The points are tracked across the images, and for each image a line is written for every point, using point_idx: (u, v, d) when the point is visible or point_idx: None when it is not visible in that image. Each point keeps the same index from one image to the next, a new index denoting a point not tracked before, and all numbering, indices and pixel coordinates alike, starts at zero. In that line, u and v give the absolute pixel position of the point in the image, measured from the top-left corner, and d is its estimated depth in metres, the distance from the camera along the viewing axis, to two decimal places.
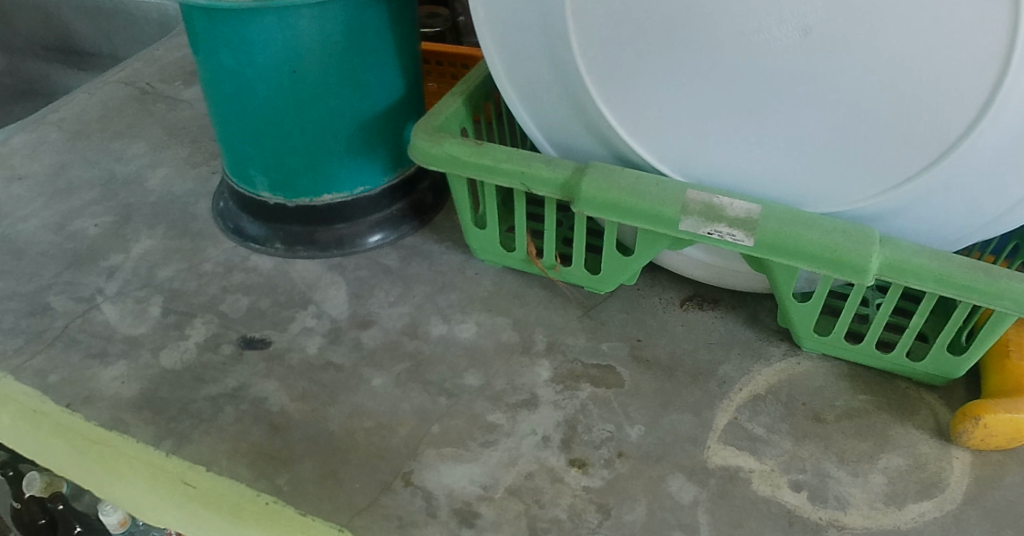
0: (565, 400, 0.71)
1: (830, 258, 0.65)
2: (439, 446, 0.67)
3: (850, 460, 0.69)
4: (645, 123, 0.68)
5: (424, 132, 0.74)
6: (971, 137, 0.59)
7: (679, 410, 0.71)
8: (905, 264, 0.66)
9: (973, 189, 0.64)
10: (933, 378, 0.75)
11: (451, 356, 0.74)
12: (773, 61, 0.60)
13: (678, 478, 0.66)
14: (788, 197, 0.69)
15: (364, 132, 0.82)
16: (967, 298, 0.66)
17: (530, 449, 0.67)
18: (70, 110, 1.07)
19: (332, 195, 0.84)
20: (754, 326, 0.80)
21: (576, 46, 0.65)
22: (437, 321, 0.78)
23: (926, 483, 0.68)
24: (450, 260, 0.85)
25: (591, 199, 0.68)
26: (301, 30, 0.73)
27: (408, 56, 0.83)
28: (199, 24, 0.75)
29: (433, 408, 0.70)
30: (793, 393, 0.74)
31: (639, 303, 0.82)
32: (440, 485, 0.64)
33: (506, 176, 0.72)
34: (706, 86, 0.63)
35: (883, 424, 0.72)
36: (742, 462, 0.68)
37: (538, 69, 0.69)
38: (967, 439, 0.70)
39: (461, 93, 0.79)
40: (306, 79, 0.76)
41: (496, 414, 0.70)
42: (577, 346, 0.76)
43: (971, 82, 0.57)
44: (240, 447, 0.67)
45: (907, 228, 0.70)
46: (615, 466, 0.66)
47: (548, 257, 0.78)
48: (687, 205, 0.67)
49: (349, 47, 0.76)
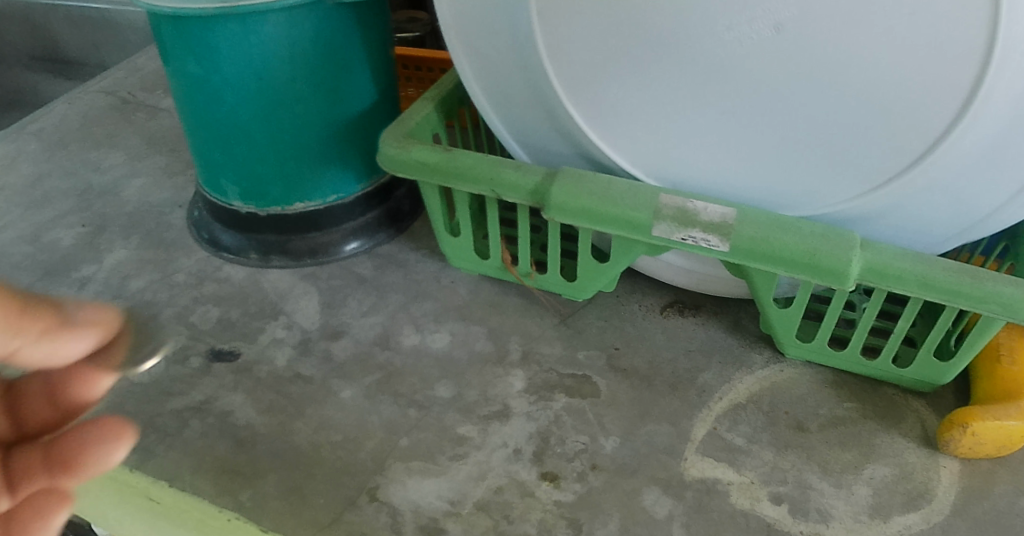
0: (538, 411, 0.69)
1: (809, 263, 0.63)
2: (407, 460, 0.65)
3: (833, 471, 0.67)
4: (617, 126, 0.66)
5: (392, 138, 0.72)
6: (953, 135, 0.57)
7: (657, 420, 0.69)
8: (887, 268, 0.63)
9: (955, 190, 0.62)
10: (921, 385, 0.72)
11: (423, 367, 0.73)
12: (745, 59, 0.58)
13: (653, 492, 0.64)
14: (766, 200, 0.67)
15: (336, 139, 0.80)
16: (953, 302, 0.63)
17: (501, 462, 0.65)
18: (50, 120, 1.07)
19: (304, 204, 0.83)
20: (736, 333, 0.78)
21: (543, 48, 0.63)
22: (410, 331, 0.76)
23: (913, 494, 0.65)
24: (425, 268, 0.83)
25: (562, 205, 0.66)
26: (268, 37, 0.72)
27: (380, 62, 0.81)
28: (167, 31, 0.73)
29: (403, 420, 0.68)
30: (775, 402, 0.72)
31: (618, 310, 0.80)
32: (407, 500, 0.62)
33: (475, 182, 0.70)
34: (677, 86, 0.61)
35: (869, 432, 0.70)
36: (721, 474, 0.66)
37: (507, 73, 0.67)
38: (955, 447, 0.68)
39: (432, 98, 0.77)
40: (274, 86, 0.75)
41: (467, 426, 0.68)
42: (552, 356, 0.74)
43: (951, 79, 0.55)
44: (204, 461, 0.65)
45: (889, 231, 0.67)
46: (588, 479, 0.64)
47: (523, 264, 0.76)
48: (660, 210, 0.65)
49: (318, 52, 0.74)
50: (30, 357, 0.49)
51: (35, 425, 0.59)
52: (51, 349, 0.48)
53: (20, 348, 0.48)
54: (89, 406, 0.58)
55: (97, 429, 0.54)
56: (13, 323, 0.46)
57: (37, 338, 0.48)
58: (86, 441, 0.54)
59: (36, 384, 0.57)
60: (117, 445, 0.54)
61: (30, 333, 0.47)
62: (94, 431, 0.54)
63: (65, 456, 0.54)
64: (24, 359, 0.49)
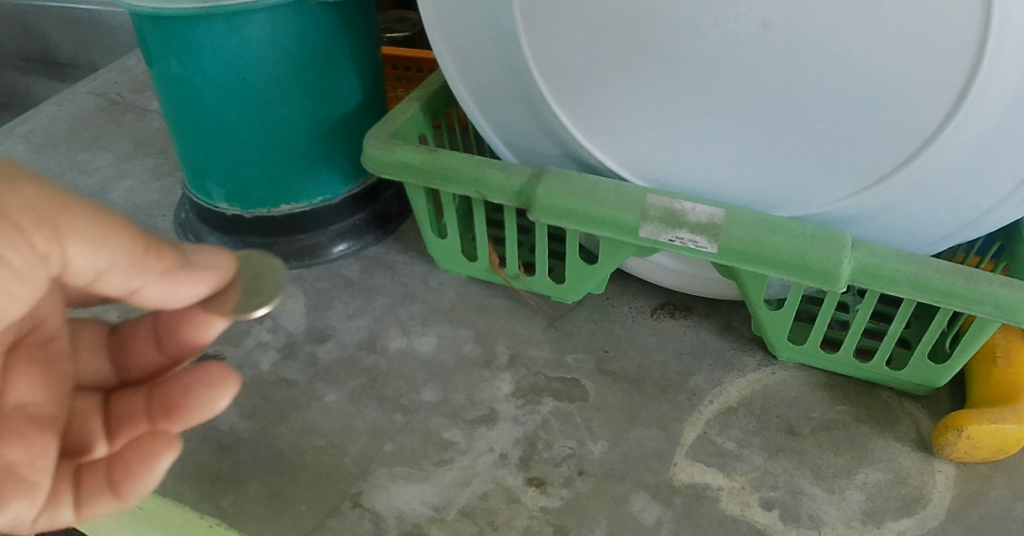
0: (525, 415, 0.68)
1: (798, 264, 0.62)
2: (391, 465, 0.64)
3: (825, 476, 0.65)
4: (603, 126, 0.65)
5: (376, 139, 0.71)
6: (945, 133, 0.56)
7: (646, 424, 0.68)
8: (878, 269, 0.62)
9: (947, 189, 0.61)
10: (915, 388, 0.71)
11: (409, 371, 0.72)
12: (733, 57, 0.57)
13: (641, 497, 0.63)
14: (755, 200, 0.66)
15: (322, 140, 0.79)
16: (946, 304, 0.62)
17: (486, 467, 0.64)
18: (38, 122, 1.06)
19: (291, 206, 0.82)
20: (727, 335, 0.77)
21: (527, 47, 0.62)
22: (396, 334, 0.75)
23: (907, 499, 0.64)
24: (413, 270, 0.82)
25: (548, 206, 0.65)
26: (251, 37, 0.71)
27: (367, 61, 0.80)
28: (149, 32, 0.72)
29: (387, 425, 0.67)
30: (766, 405, 0.71)
31: (608, 312, 0.79)
32: (390, 506, 0.61)
33: (460, 183, 0.69)
34: (664, 85, 0.60)
35: (862, 436, 0.69)
36: (711, 479, 0.65)
37: (491, 72, 0.66)
38: (950, 451, 0.66)
39: (418, 98, 0.76)
40: (258, 86, 0.74)
41: (453, 430, 0.67)
42: (540, 359, 0.73)
43: (943, 76, 0.53)
44: (186, 466, 0.64)
45: (881, 231, 0.66)
46: (576, 485, 0.63)
47: (511, 266, 0.75)
48: (647, 211, 0.64)
49: (302, 52, 0.73)
50: (150, 298, 0.49)
51: (142, 370, 0.57)
52: (167, 290, 0.48)
53: (142, 287, 0.48)
54: (193, 352, 0.55)
55: (204, 372, 0.50)
56: (137, 258, 0.47)
57: (158, 278, 0.48)
58: (191, 383, 0.50)
59: (147, 326, 0.55)
60: (220, 391, 0.50)
61: (150, 272, 0.47)
62: (201, 373, 0.50)
63: (175, 403, 0.51)
64: (146, 299, 0.49)
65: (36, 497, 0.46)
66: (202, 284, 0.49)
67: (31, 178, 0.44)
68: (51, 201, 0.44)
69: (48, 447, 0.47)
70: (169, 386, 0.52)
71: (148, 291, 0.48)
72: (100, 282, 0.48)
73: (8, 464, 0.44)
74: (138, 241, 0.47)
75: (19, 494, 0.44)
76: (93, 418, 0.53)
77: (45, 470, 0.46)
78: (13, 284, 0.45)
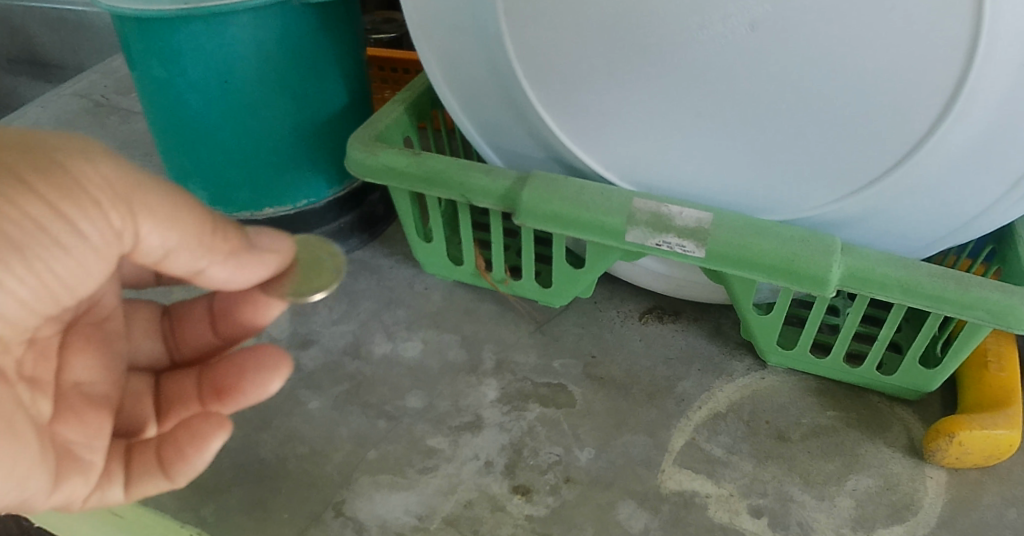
0: (511, 422, 0.67)
1: (787, 269, 0.61)
2: (375, 473, 0.63)
3: (815, 483, 0.65)
4: (590, 128, 0.64)
5: (360, 142, 0.70)
6: (936, 135, 0.55)
7: (633, 431, 0.67)
8: (868, 274, 0.61)
9: (939, 193, 0.60)
10: (906, 392, 0.70)
11: (393, 377, 0.71)
12: (721, 58, 0.56)
13: (628, 505, 0.62)
14: (744, 204, 0.65)
15: (307, 142, 0.78)
16: (937, 309, 0.61)
17: (471, 475, 0.63)
18: (21, 124, 1.04)
19: (275, 209, 0.81)
20: (716, 340, 0.76)
21: (512, 48, 0.61)
22: (381, 339, 0.74)
23: (897, 506, 0.64)
24: (399, 274, 0.81)
25: (533, 210, 0.64)
26: (233, 38, 0.70)
27: (352, 63, 0.79)
28: (130, 34, 0.71)
29: (371, 432, 0.66)
30: (755, 411, 0.70)
31: (596, 316, 0.78)
32: (373, 515, 0.60)
33: (445, 187, 0.68)
34: (652, 86, 0.59)
35: (853, 442, 0.68)
36: (699, 486, 0.64)
37: (476, 74, 0.65)
38: (941, 457, 0.66)
39: (403, 100, 0.75)
40: (241, 88, 0.73)
41: (438, 437, 0.66)
42: (527, 365, 0.72)
43: (934, 78, 0.53)
44: None
45: (872, 235, 0.65)
46: (562, 493, 0.62)
47: (498, 270, 0.74)
48: (634, 215, 0.63)
49: (286, 54, 0.72)
50: (213, 279, 0.50)
51: (194, 349, 0.60)
52: (226, 271, 0.50)
53: (208, 267, 0.50)
54: (248, 335, 0.59)
55: (258, 357, 0.54)
56: (206, 240, 0.48)
57: (225, 259, 0.49)
58: (247, 368, 0.53)
59: (200, 308, 0.59)
60: (273, 375, 0.54)
61: (218, 253, 0.49)
62: (253, 358, 0.54)
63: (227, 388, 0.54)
64: (208, 279, 0.51)
65: (90, 473, 0.49)
66: (258, 268, 0.51)
67: (105, 157, 0.45)
68: (128, 179, 0.45)
69: (103, 426, 0.50)
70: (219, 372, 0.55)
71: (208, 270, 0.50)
72: (168, 262, 0.49)
73: (66, 443, 0.47)
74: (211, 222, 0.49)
75: (76, 472, 0.48)
76: (146, 399, 0.57)
77: (100, 449, 0.49)
78: (89, 259, 0.45)
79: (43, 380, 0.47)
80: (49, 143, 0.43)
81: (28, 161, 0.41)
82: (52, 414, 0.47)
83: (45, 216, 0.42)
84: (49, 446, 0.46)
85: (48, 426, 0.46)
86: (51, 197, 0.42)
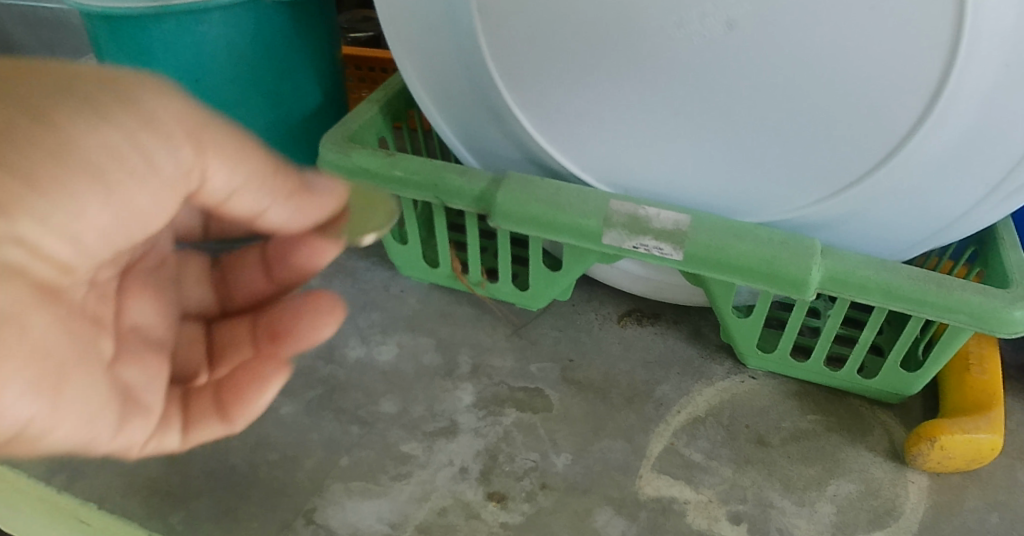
0: (487, 427, 0.66)
1: (766, 271, 0.60)
2: (347, 480, 0.62)
3: (796, 488, 0.64)
4: (566, 129, 0.63)
5: (333, 143, 0.69)
6: (918, 135, 0.54)
7: (611, 436, 0.66)
8: (848, 277, 0.61)
9: (920, 195, 0.59)
10: (887, 396, 0.70)
11: (367, 381, 0.69)
12: (700, 56, 0.55)
13: (606, 512, 0.61)
14: (723, 206, 0.64)
15: (281, 143, 0.77)
16: (918, 312, 0.61)
17: (445, 481, 0.62)
18: None
19: None
20: (696, 343, 0.75)
21: (487, 47, 0.59)
22: (355, 343, 0.73)
23: (879, 512, 0.63)
24: (375, 277, 0.80)
25: (508, 212, 0.63)
26: (205, 36, 0.68)
27: (327, 63, 0.78)
28: (98, 32, 0.69)
29: (344, 438, 0.65)
30: (735, 415, 0.69)
31: (574, 319, 0.77)
32: (345, 523, 0.59)
33: (420, 188, 0.66)
34: (630, 85, 0.58)
35: (833, 446, 0.67)
36: (677, 492, 0.63)
37: (451, 74, 0.64)
38: (923, 462, 0.65)
39: (377, 100, 0.74)
40: (213, 88, 0.71)
41: (412, 443, 0.65)
42: (504, 369, 0.71)
43: (915, 77, 0.52)
44: (135, 481, 0.62)
45: (852, 237, 0.65)
46: (538, 500, 0.61)
47: (474, 272, 0.73)
48: (610, 217, 0.62)
49: (258, 52, 0.71)
50: (270, 223, 0.47)
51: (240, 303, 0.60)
52: (283, 219, 0.47)
53: (269, 209, 0.46)
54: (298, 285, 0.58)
55: (310, 303, 0.55)
56: (270, 175, 0.45)
57: (286, 198, 0.46)
58: (301, 313, 0.55)
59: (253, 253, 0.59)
60: (327, 321, 0.55)
61: (282, 192, 0.46)
62: (306, 304, 0.55)
63: (276, 336, 0.55)
64: (267, 223, 0.47)
65: (148, 418, 0.48)
66: (315, 212, 0.48)
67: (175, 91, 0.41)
68: (195, 115, 0.41)
69: (157, 368, 0.49)
70: (268, 321, 0.56)
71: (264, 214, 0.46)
72: (231, 204, 0.45)
73: (130, 385, 0.46)
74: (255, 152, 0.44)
75: (137, 414, 0.47)
76: (197, 346, 0.56)
77: (156, 391, 0.49)
78: (161, 193, 0.40)
79: (104, 319, 0.45)
80: (126, 76, 0.39)
81: (111, 94, 0.38)
82: (114, 357, 0.45)
83: (125, 146, 0.38)
84: (116, 384, 0.44)
85: (114, 368, 0.45)
86: (124, 121, 0.38)
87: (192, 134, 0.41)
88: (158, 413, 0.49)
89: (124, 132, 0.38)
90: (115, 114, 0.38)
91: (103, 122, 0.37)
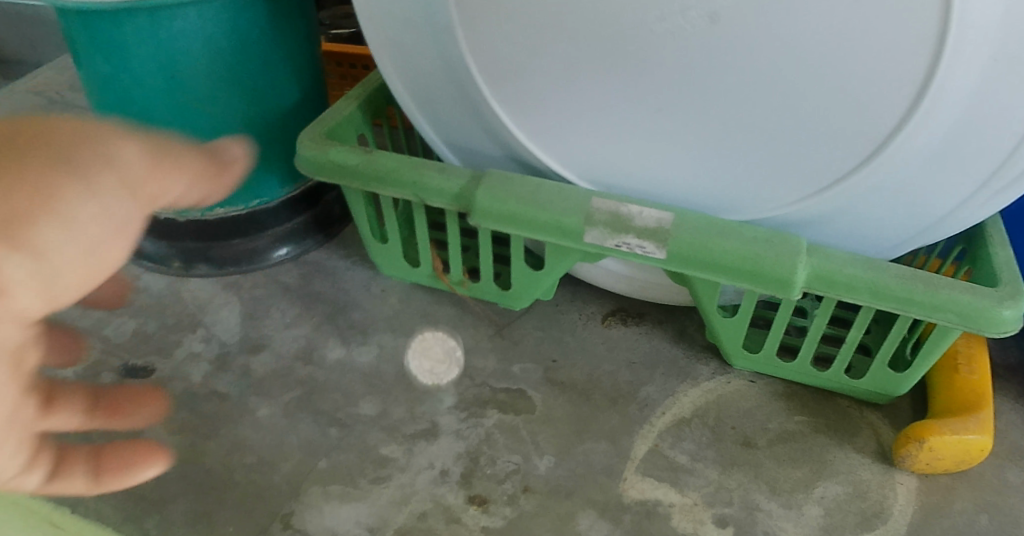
0: (468, 429, 0.65)
1: (751, 270, 0.59)
2: (325, 484, 0.61)
3: (782, 491, 0.63)
4: (548, 125, 0.62)
5: (310, 139, 0.67)
6: (905, 131, 0.53)
7: (594, 437, 0.65)
8: (833, 275, 0.59)
9: (906, 192, 0.58)
10: (875, 397, 0.69)
11: (347, 383, 0.68)
12: (682, 50, 0.54)
13: (589, 515, 0.60)
14: (707, 203, 0.63)
15: (260, 141, 0.76)
16: (905, 311, 0.60)
17: (425, 484, 0.61)
18: None
19: (225, 209, 0.76)
20: (681, 343, 0.74)
21: (465, 42, 0.58)
22: (335, 344, 0.72)
23: (866, 514, 0.62)
24: (356, 276, 0.79)
25: (488, 210, 0.62)
26: (180, 32, 0.67)
27: (306, 59, 0.77)
28: (73, 27, 0.68)
29: (322, 441, 0.64)
30: (721, 417, 0.68)
31: (557, 319, 0.75)
32: (323, 528, 0.58)
33: (399, 186, 0.65)
34: (612, 82, 0.57)
35: (820, 448, 0.66)
36: (661, 495, 0.62)
37: (429, 70, 0.63)
38: (911, 463, 0.64)
39: (356, 96, 0.73)
40: (190, 84, 0.70)
41: (391, 446, 0.63)
42: (486, 369, 0.70)
43: (902, 72, 0.51)
44: (111, 485, 0.61)
45: (838, 235, 0.64)
46: (520, 503, 0.60)
47: (456, 272, 0.72)
48: (592, 215, 0.60)
49: (235, 48, 0.70)
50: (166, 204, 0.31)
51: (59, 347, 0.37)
52: (176, 193, 0.31)
53: (177, 201, 0.31)
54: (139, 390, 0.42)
55: (136, 401, 0.44)
56: (200, 173, 0.31)
57: (191, 175, 0.31)
58: (125, 408, 0.42)
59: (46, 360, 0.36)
60: (139, 419, 0.43)
61: (214, 185, 0.32)
62: (131, 398, 0.43)
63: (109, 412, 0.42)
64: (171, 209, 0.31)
65: (40, 465, 0.36)
66: (226, 188, 0.32)
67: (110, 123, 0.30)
68: (147, 149, 0.30)
69: (62, 416, 0.36)
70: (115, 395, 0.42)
71: (174, 205, 0.31)
72: (140, 216, 0.29)
73: (64, 434, 0.38)
74: (179, 151, 0.31)
75: (57, 459, 0.37)
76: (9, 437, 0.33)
77: (48, 461, 0.36)
78: (110, 239, 0.29)
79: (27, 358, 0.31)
80: (49, 129, 0.28)
81: (27, 155, 0.27)
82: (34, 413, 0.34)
83: (72, 205, 0.27)
84: (41, 440, 0.36)
85: (33, 425, 0.34)
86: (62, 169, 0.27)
87: (136, 185, 0.29)
88: (32, 451, 0.35)
89: (88, 195, 0.27)
90: (95, 177, 0.28)
91: (83, 189, 0.27)
